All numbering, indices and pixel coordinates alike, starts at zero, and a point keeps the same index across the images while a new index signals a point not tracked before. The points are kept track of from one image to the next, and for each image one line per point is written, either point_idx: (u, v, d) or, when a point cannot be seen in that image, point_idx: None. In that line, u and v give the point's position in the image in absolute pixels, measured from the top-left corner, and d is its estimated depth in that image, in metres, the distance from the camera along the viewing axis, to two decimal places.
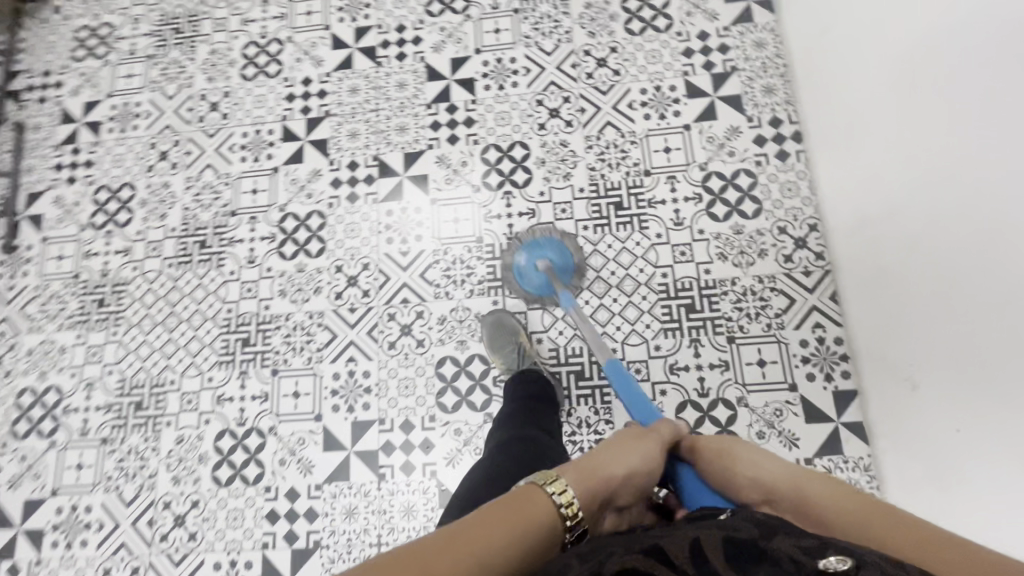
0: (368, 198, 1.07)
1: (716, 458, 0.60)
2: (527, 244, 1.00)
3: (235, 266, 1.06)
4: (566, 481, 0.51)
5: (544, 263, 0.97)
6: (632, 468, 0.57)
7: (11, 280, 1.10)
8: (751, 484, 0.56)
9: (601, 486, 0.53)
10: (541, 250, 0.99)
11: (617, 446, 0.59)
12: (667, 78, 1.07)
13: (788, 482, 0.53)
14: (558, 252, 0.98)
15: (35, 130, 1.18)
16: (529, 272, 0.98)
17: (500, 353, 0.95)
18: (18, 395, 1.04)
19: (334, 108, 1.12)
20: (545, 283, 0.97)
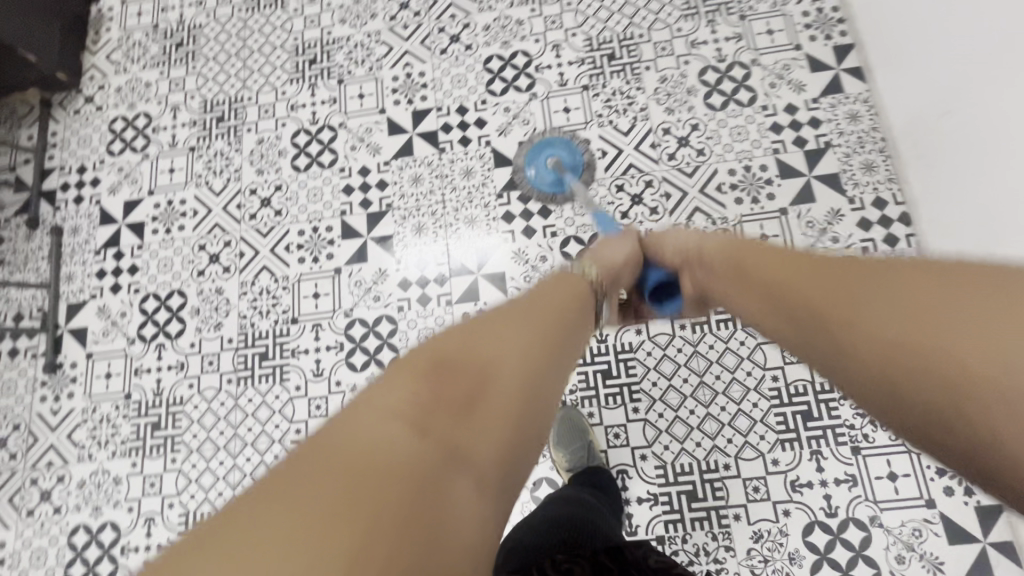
0: (441, 300, 0.99)
1: (660, 244, 0.77)
2: (534, 146, 1.04)
3: (301, 380, 0.98)
4: (589, 265, 0.70)
5: (553, 160, 1.03)
6: (625, 258, 0.75)
7: (56, 402, 1.02)
8: (690, 246, 0.71)
9: (607, 265, 0.73)
10: (547, 150, 1.04)
11: (615, 243, 0.78)
12: (756, 157, 0.99)
13: (722, 244, 0.66)
14: (565, 151, 1.04)
15: (72, 233, 1.11)
16: (541, 172, 1.03)
17: (566, 451, 0.87)
18: (72, 534, 0.96)
19: (396, 201, 1.05)
20: (554, 179, 1.02)
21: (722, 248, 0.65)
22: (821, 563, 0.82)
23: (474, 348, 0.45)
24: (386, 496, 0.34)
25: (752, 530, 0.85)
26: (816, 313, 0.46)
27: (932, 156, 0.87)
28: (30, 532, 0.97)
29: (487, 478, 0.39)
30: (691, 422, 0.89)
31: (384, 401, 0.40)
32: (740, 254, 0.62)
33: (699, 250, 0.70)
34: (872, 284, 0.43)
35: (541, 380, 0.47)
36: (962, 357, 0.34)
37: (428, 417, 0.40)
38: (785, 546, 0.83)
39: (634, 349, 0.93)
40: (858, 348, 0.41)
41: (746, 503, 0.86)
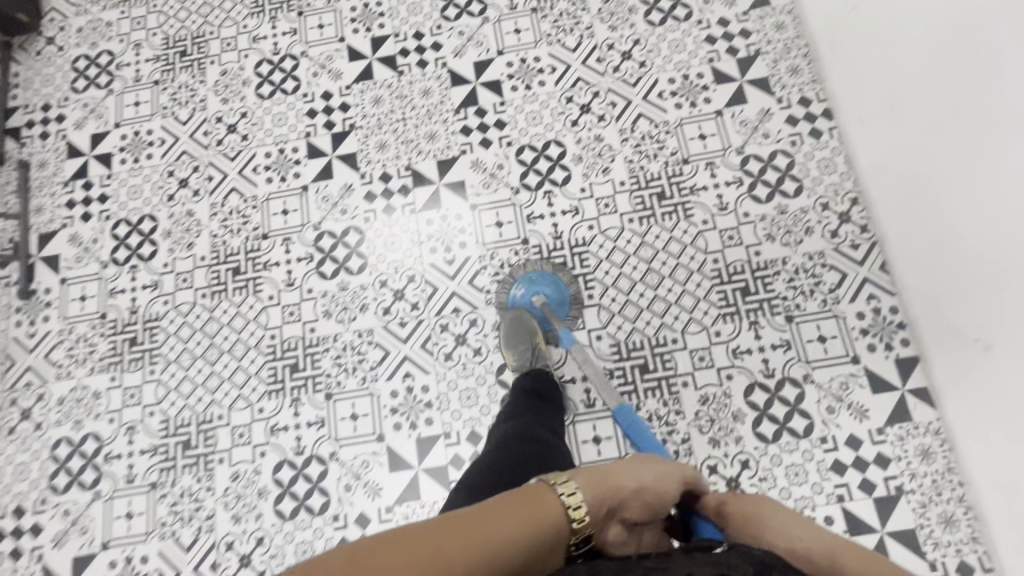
0: (406, 209, 1.04)
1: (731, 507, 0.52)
2: (521, 278, 0.99)
3: (273, 290, 1.03)
4: (577, 482, 0.49)
5: (540, 298, 0.95)
6: (646, 481, 0.53)
7: (32, 326, 1.04)
8: (783, 534, 0.47)
9: (612, 491, 0.51)
10: (536, 287, 0.97)
11: (635, 462, 0.54)
12: (694, 66, 1.07)
13: (800, 539, 0.46)
14: (554, 289, 0.97)
15: (40, 167, 1.13)
16: (528, 317, 0.97)
17: (514, 346, 0.93)
18: (54, 447, 0.99)
19: (359, 121, 1.10)
20: (541, 319, 0.95)
21: (779, 521, 0.48)
22: (761, 419, 0.91)
23: (519, 510, 0.45)
24: None
25: (700, 395, 0.92)
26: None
27: (849, 72, 0.97)
28: (12, 448, 0.99)
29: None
30: (642, 304, 0.97)
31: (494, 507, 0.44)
32: (811, 534, 0.46)
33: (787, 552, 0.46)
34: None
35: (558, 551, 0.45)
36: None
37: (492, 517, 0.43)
38: (729, 407, 0.92)
39: (587, 243, 1.00)
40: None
41: (693, 371, 0.93)
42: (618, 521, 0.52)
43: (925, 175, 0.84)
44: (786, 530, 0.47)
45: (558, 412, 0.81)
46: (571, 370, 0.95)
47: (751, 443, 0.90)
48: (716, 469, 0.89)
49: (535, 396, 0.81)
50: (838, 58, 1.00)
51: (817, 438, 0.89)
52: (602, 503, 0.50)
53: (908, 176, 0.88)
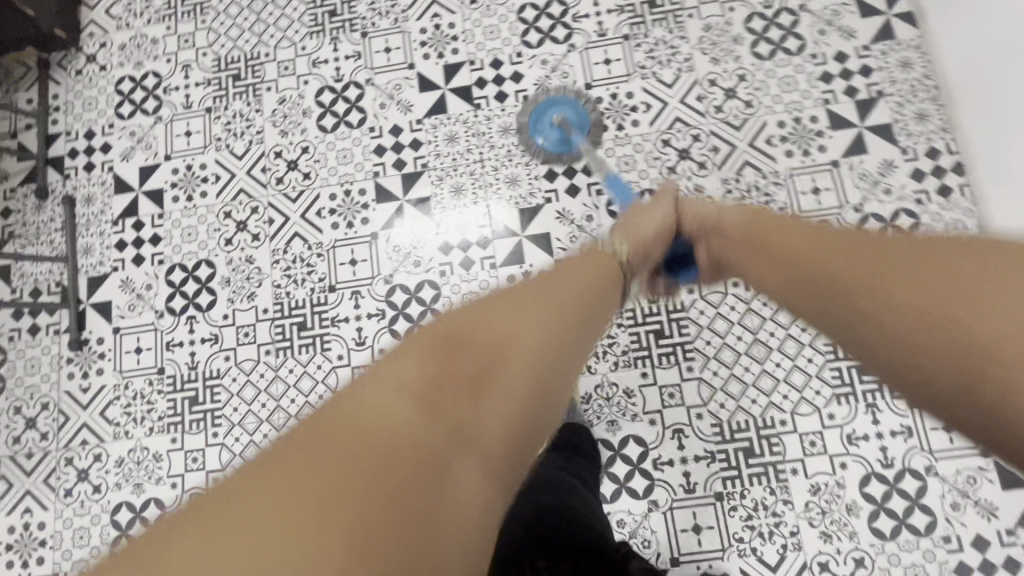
0: (485, 263, 0.96)
1: (717, 238, 0.74)
2: (541, 105, 1.00)
3: (343, 350, 0.95)
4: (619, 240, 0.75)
5: (559, 118, 0.99)
6: (658, 233, 0.78)
7: (85, 379, 0.98)
8: (702, 216, 0.77)
9: (637, 235, 0.76)
10: (555, 109, 1.00)
11: (649, 208, 0.81)
12: (807, 108, 0.96)
13: (721, 213, 0.75)
14: (572, 109, 1.00)
15: (86, 202, 1.05)
16: (546, 128, 0.99)
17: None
18: (114, 511, 0.94)
19: (432, 161, 1.00)
20: (560, 137, 0.99)
21: (767, 230, 0.65)
22: (878, 513, 0.84)
23: (481, 358, 0.49)
24: (406, 493, 0.40)
25: (810, 483, 0.85)
26: (835, 271, 0.51)
27: (993, 128, 0.85)
28: (69, 512, 0.94)
29: (507, 455, 0.47)
30: (746, 380, 0.89)
31: (406, 365, 0.47)
32: (788, 229, 0.62)
33: (719, 219, 0.74)
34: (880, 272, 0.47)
35: (545, 399, 0.52)
36: (934, 312, 0.42)
37: (435, 398, 0.45)
38: (842, 498, 0.84)
39: (686, 308, 0.92)
40: (853, 312, 0.48)
41: (803, 457, 0.86)
42: (648, 262, 0.79)
43: None
44: (718, 217, 0.75)
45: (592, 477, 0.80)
46: (669, 451, 0.88)
47: (865, 539, 0.83)
48: (826, 566, 0.83)
49: (568, 457, 0.80)
50: (980, 108, 0.87)
51: (939, 536, 0.82)
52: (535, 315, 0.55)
53: None
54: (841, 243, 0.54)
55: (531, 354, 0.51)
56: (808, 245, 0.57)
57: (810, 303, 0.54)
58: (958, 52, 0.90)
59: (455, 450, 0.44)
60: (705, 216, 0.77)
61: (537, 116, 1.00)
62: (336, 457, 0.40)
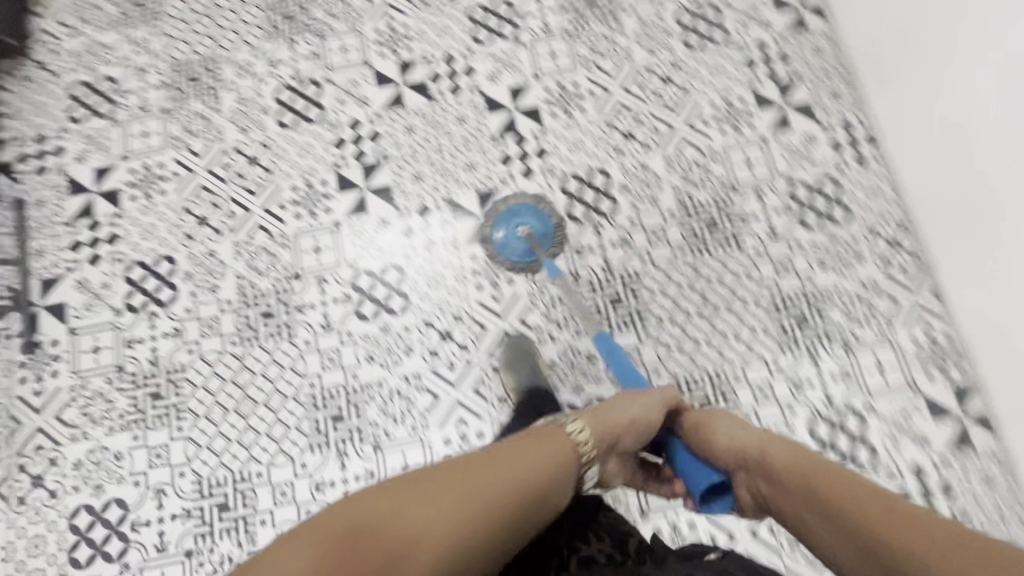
0: (447, 244, 0.99)
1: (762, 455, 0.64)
2: (503, 217, 1.00)
3: (310, 335, 0.96)
4: (584, 422, 0.67)
5: (524, 230, 0.98)
6: (634, 417, 0.71)
7: (39, 383, 0.95)
8: (746, 447, 0.65)
9: (607, 423, 0.69)
10: (517, 217, 1.00)
11: (636, 401, 0.73)
12: (735, 91, 1.05)
13: (767, 446, 0.64)
14: (536, 220, 1.00)
15: (37, 205, 1.03)
16: (510, 243, 0.99)
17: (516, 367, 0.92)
18: (73, 516, 0.90)
19: (391, 151, 1.04)
20: (525, 250, 0.98)
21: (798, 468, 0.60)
22: (826, 453, 0.90)
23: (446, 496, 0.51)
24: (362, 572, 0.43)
25: (764, 430, 0.91)
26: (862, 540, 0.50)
27: (895, 101, 0.97)
28: (23, 521, 0.90)
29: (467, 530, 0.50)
30: (699, 338, 0.94)
31: (391, 491, 0.51)
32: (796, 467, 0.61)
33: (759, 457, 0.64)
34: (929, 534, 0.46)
35: (498, 496, 0.53)
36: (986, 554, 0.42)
37: (388, 506, 0.48)
38: (794, 441, 0.90)
39: (639, 276, 0.97)
40: (872, 555, 0.49)
41: (756, 406, 0.91)
42: (615, 452, 0.70)
43: (978, 211, 0.85)
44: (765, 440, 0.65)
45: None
46: None
47: None
48: None
49: (539, 417, 0.82)
50: (882, 84, 0.99)
51: (882, 469, 0.89)
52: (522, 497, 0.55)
53: (960, 211, 0.88)
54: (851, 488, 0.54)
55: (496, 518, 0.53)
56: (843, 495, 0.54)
57: (824, 499, 0.55)
58: (858, 40, 1.03)
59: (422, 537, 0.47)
60: (734, 446, 0.66)
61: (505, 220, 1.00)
62: (308, 543, 0.44)
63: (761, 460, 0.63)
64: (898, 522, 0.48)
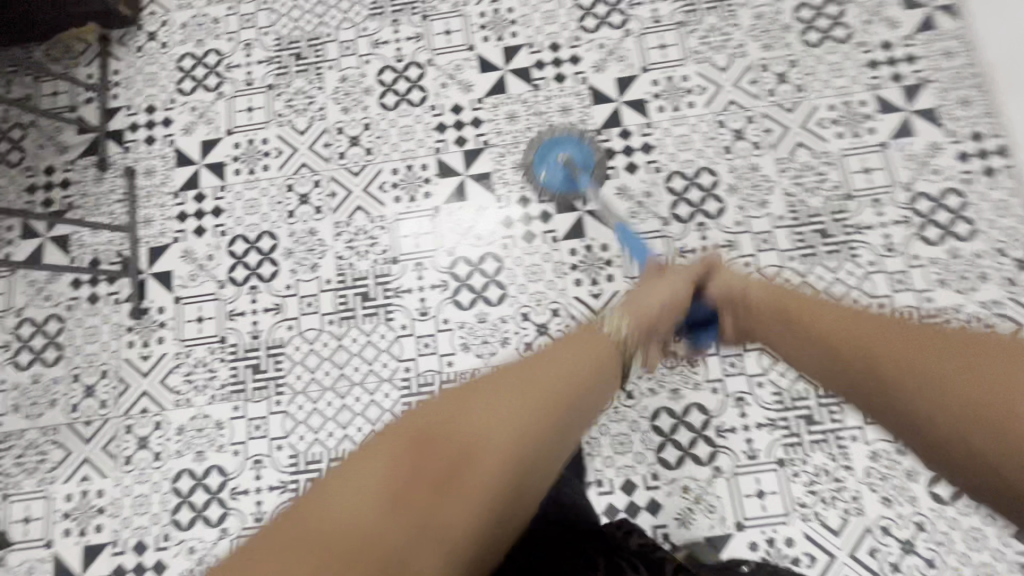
0: (547, 237, 0.98)
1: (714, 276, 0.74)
2: (544, 143, 1.02)
3: (406, 320, 0.97)
4: (626, 322, 0.67)
5: (564, 157, 1.00)
6: None
7: (146, 348, 0.99)
8: (729, 287, 0.71)
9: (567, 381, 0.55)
10: (559, 147, 1.02)
11: (655, 288, 0.75)
12: (856, 93, 1.00)
13: (750, 286, 0.69)
14: (575, 148, 1.01)
15: (147, 175, 1.06)
16: (552, 167, 1.00)
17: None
18: (175, 479, 0.93)
19: (493, 138, 1.03)
20: (566, 177, 1.00)
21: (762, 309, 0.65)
22: (937, 479, 0.86)
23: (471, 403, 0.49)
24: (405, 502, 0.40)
25: (870, 450, 0.87)
26: (846, 352, 0.51)
27: None
28: (129, 480, 0.94)
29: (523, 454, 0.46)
30: None
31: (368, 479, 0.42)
32: (777, 298, 0.64)
33: (673, 310, 0.74)
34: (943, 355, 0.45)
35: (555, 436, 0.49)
36: (981, 414, 0.40)
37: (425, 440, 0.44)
38: (902, 464, 0.87)
39: None
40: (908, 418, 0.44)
41: (862, 424, 0.88)
42: (653, 342, 0.73)
43: None
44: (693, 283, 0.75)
45: (581, 468, 0.82)
46: (731, 419, 0.90)
47: (925, 503, 0.85)
48: (888, 529, 0.85)
49: None
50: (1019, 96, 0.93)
51: None
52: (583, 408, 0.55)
53: None
54: (872, 334, 0.50)
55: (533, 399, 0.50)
56: (832, 322, 0.55)
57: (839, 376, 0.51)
58: (994, 48, 0.96)
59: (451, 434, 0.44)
60: (745, 287, 0.70)
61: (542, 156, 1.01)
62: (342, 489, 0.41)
63: (757, 305, 0.66)
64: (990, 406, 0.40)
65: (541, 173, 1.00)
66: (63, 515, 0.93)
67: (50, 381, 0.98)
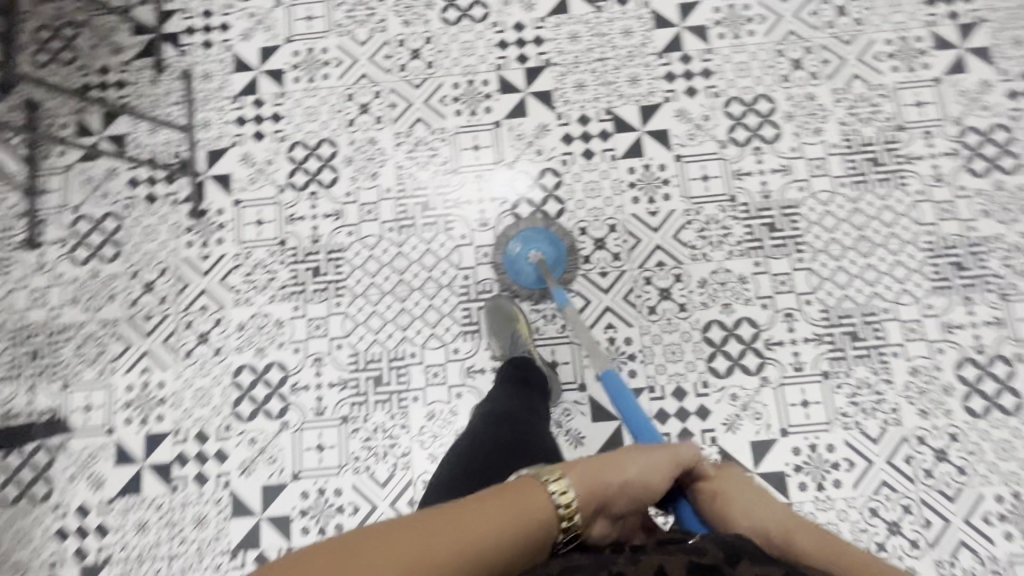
0: (606, 156, 1.00)
1: (706, 486, 0.58)
2: (518, 236, 0.96)
3: (466, 231, 0.98)
4: (570, 481, 0.50)
5: (537, 256, 0.93)
6: (631, 478, 0.54)
7: (205, 248, 1.00)
8: (729, 509, 0.56)
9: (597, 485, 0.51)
10: (532, 244, 0.94)
11: (636, 451, 0.56)
12: (912, 28, 1.02)
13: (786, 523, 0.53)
14: (555, 249, 0.95)
15: (204, 79, 1.06)
16: (522, 266, 0.95)
17: (497, 337, 0.93)
18: (236, 374, 0.95)
19: (554, 57, 1.04)
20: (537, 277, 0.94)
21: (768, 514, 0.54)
22: (971, 394, 0.90)
23: (412, 538, 0.39)
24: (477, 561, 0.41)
25: (909, 365, 0.92)
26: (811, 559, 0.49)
27: None
28: (190, 373, 0.96)
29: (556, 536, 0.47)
30: (852, 271, 0.95)
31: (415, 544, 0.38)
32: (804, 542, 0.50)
33: (646, 494, 0.55)
34: (852, 559, 0.47)
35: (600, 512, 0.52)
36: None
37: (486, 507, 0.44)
38: (939, 379, 0.91)
39: (797, 204, 0.97)
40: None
41: (903, 342, 0.92)
42: (606, 516, 0.53)
43: None
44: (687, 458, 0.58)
45: (541, 396, 0.84)
46: (779, 333, 0.93)
47: (960, 416, 0.90)
48: (924, 439, 0.89)
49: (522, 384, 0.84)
50: None
51: None
52: (593, 499, 0.51)
53: None
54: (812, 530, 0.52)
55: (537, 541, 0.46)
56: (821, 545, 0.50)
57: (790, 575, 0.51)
58: None
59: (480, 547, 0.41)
60: (743, 503, 0.56)
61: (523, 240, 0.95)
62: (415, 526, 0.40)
63: (731, 504, 0.56)
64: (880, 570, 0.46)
65: (512, 245, 0.96)
66: (124, 404, 0.95)
67: (108, 277, 0.99)
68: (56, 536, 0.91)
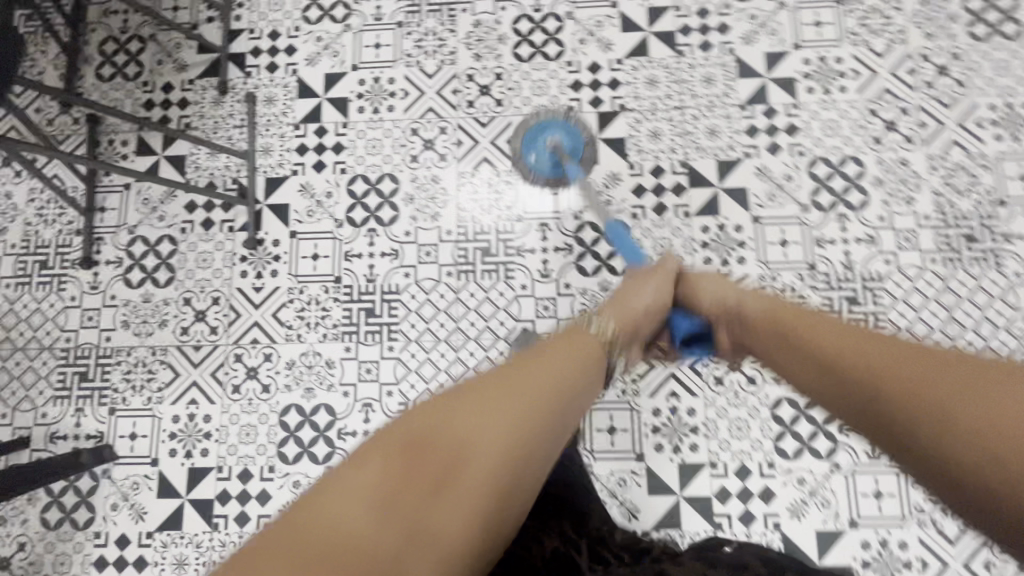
0: (678, 212, 0.95)
1: (696, 290, 0.78)
2: (533, 126, 0.99)
3: (527, 281, 0.95)
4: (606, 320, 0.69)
5: (554, 141, 0.97)
6: (646, 306, 0.75)
7: (259, 280, 0.97)
8: (724, 300, 0.74)
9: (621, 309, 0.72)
10: (547, 130, 0.98)
11: (639, 285, 0.78)
12: (1019, 95, 0.95)
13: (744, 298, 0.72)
14: (567, 135, 0.98)
15: (267, 103, 1.03)
16: (537, 155, 0.98)
17: None
18: (283, 413, 0.93)
19: (630, 103, 0.99)
20: (553, 163, 0.97)
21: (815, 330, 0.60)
22: None
23: (323, 510, 0.41)
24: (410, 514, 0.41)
25: None
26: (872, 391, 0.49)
27: None
28: (237, 408, 0.94)
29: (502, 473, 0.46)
30: None
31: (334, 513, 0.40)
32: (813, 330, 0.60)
33: (653, 310, 0.76)
34: (1005, 436, 0.40)
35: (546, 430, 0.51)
36: (995, 425, 0.40)
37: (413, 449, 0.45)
38: None
39: (882, 278, 0.91)
40: (890, 407, 0.47)
41: None
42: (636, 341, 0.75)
43: None
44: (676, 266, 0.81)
45: None
46: None
47: None
48: None
49: None
50: None
51: None
52: (620, 316, 0.72)
53: None
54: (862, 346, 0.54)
55: (510, 425, 0.47)
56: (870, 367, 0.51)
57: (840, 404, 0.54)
58: None
59: (409, 495, 0.42)
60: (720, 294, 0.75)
61: (532, 140, 0.98)
62: (332, 503, 0.41)
63: (743, 308, 0.71)
64: (964, 396, 0.43)
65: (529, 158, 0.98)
66: (169, 435, 0.94)
67: (160, 302, 0.98)
68: (95, 565, 0.90)
